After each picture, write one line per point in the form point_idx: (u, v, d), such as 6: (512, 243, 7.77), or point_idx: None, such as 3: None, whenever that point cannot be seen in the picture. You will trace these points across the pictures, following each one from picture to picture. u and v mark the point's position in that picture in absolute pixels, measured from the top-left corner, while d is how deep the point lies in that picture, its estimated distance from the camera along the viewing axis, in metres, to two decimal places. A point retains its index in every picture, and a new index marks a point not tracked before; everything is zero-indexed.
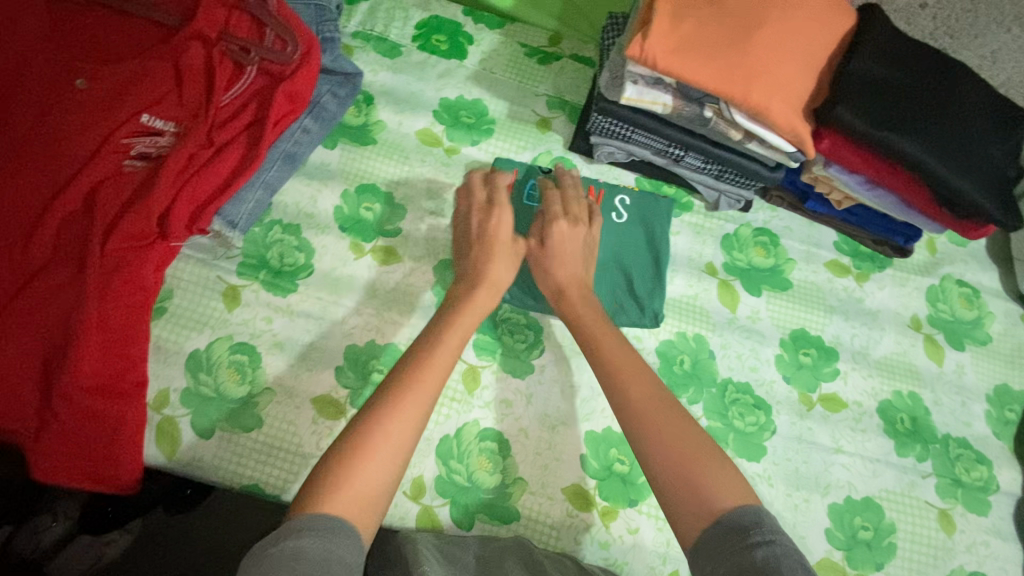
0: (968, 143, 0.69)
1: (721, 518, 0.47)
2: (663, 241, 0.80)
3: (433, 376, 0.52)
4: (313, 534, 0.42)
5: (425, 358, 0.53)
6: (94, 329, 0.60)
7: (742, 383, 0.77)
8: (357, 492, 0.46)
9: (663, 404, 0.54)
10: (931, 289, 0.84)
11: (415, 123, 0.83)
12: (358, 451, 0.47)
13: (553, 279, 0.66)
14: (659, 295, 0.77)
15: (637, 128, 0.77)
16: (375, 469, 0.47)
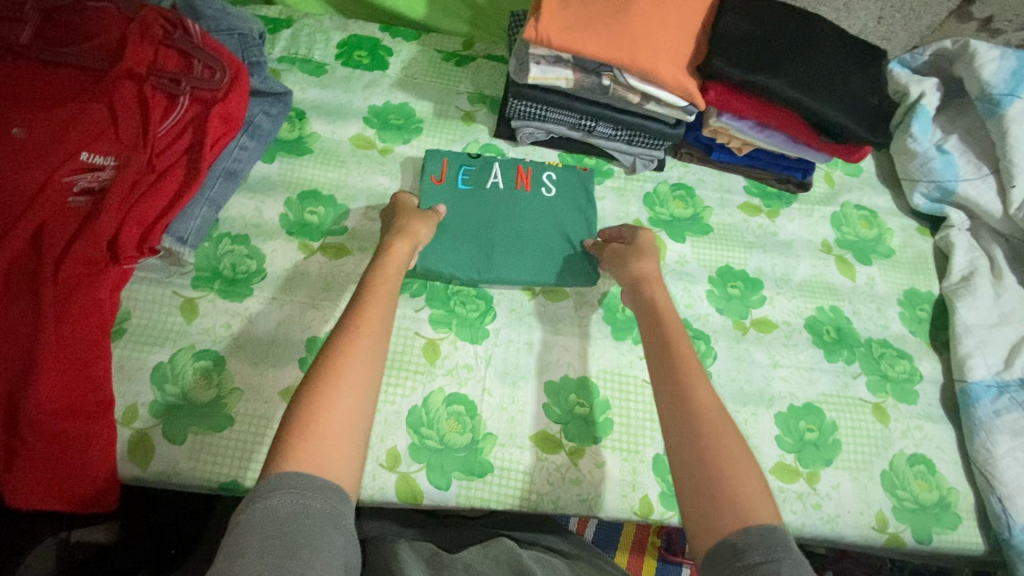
0: (829, 79, 0.80)
1: (754, 525, 0.49)
2: (592, 207, 0.85)
3: (366, 351, 0.57)
4: (286, 492, 0.46)
5: (350, 337, 0.58)
6: (54, 353, 0.65)
7: (681, 319, 0.83)
8: (327, 451, 0.49)
9: (710, 405, 0.58)
10: (834, 216, 0.94)
11: (347, 131, 0.89)
12: (315, 427, 0.50)
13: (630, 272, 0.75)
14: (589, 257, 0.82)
15: (550, 106, 0.84)
16: (340, 441, 0.51)
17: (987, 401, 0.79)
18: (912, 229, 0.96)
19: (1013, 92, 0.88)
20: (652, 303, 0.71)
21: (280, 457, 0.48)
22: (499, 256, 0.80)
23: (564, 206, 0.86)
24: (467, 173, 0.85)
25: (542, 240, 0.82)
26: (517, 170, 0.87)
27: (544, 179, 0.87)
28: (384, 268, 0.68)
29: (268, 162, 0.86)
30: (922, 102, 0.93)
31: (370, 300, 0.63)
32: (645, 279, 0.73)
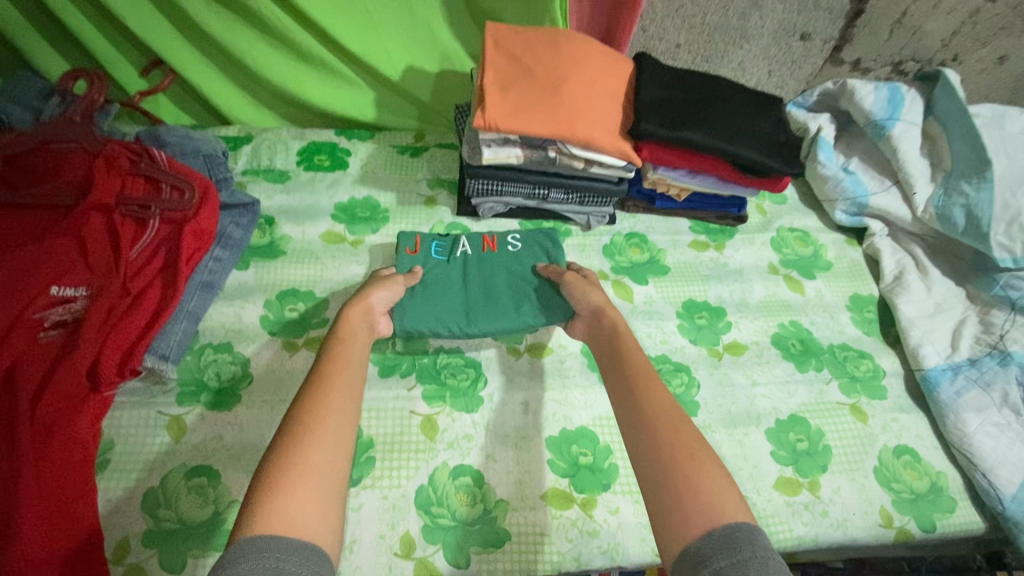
0: (739, 126, 0.92)
1: (721, 526, 0.49)
2: (558, 251, 0.91)
3: (337, 409, 0.58)
4: (257, 554, 0.44)
5: (317, 398, 0.58)
6: (35, 497, 0.61)
7: (660, 355, 0.87)
8: (303, 515, 0.48)
9: (674, 416, 0.61)
10: (773, 240, 1.04)
11: (317, 229, 0.94)
12: (287, 485, 0.50)
13: (587, 301, 0.79)
14: (555, 298, 0.85)
15: (505, 181, 0.92)
16: (315, 499, 0.50)
17: (947, 383, 0.86)
18: (842, 241, 1.07)
19: (893, 116, 1.03)
20: (617, 328, 0.74)
21: (249, 519, 0.47)
22: (479, 310, 0.83)
23: (532, 257, 0.91)
24: (439, 245, 0.90)
25: (516, 290, 0.86)
26: (483, 239, 0.93)
27: (510, 239, 0.93)
28: (344, 333, 0.69)
29: (242, 269, 0.89)
30: (822, 135, 1.07)
31: (336, 366, 0.64)
32: (599, 306, 0.78)
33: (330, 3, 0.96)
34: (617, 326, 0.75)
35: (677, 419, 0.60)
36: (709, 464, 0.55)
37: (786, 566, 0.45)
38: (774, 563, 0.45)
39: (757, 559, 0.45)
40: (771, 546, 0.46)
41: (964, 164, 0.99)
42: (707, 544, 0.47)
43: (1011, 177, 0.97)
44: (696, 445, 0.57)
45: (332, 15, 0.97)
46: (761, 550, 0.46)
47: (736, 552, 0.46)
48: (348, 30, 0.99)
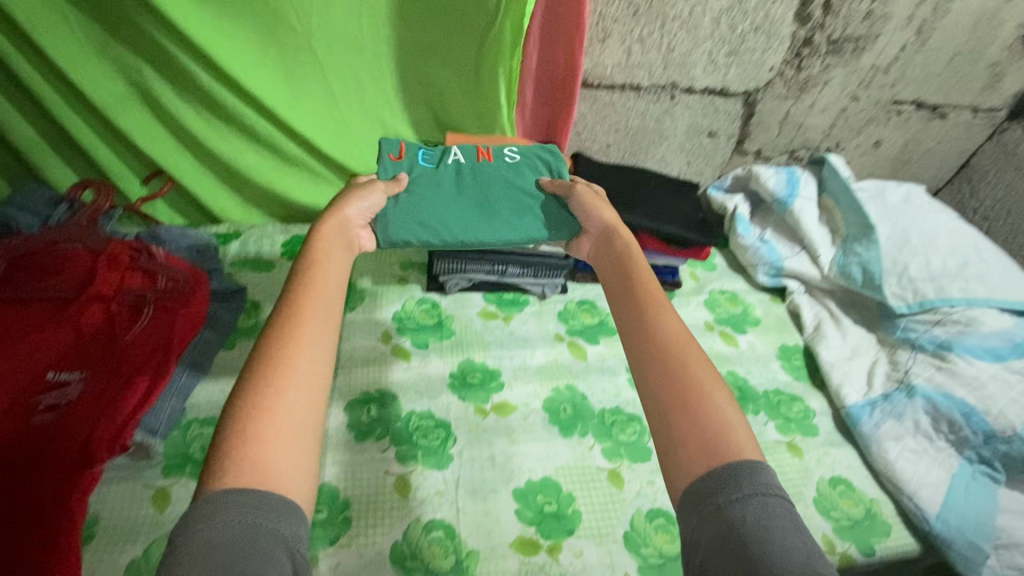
0: (663, 206, 1.10)
1: (717, 467, 0.51)
2: (555, 168, 1.00)
3: (310, 345, 0.56)
4: (231, 511, 0.44)
5: (285, 334, 0.55)
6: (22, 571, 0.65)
7: (614, 408, 0.96)
8: (277, 468, 0.48)
9: (686, 348, 0.61)
10: (706, 301, 1.19)
11: None
12: (255, 436, 0.48)
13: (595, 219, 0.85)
14: (552, 209, 0.95)
15: (468, 260, 1.06)
16: (289, 448, 0.49)
17: (866, 417, 0.96)
18: (767, 300, 1.22)
19: (792, 194, 1.23)
20: (631, 254, 0.74)
21: (225, 471, 0.46)
22: (478, 223, 0.94)
23: (525, 168, 1.00)
24: (428, 155, 1.00)
25: (515, 202, 0.97)
26: (477, 149, 1.02)
27: (505, 152, 1.02)
28: (314, 257, 0.66)
29: (229, 349, 0.97)
30: (738, 211, 1.27)
31: (305, 292, 0.60)
32: (613, 230, 0.81)
33: (315, 121, 1.14)
34: (626, 252, 0.75)
35: (690, 353, 0.60)
36: (723, 402, 0.57)
37: (782, 500, 0.48)
38: (772, 499, 0.48)
39: (757, 498, 0.48)
40: (770, 482, 0.49)
41: (855, 230, 1.17)
42: (710, 479, 0.51)
43: (894, 239, 1.15)
44: (712, 391, 0.58)
45: (315, 129, 1.14)
46: (763, 488, 0.49)
47: (737, 488, 0.49)
48: (330, 141, 1.16)
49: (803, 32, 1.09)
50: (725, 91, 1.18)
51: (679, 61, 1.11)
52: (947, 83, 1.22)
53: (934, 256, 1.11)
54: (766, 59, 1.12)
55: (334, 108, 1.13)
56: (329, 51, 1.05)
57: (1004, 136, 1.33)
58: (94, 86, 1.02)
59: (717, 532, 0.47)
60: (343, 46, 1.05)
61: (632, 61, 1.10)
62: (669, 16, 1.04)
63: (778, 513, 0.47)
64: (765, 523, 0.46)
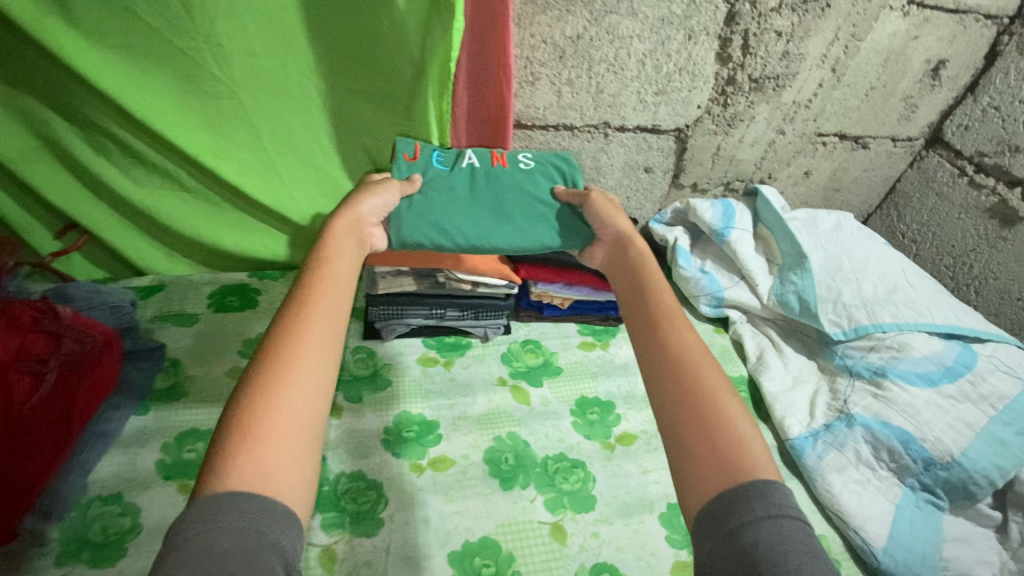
0: None
1: (731, 484, 0.54)
2: (569, 176, 1.01)
3: (315, 346, 0.57)
4: (233, 514, 0.44)
5: (295, 334, 0.57)
6: None
7: (558, 454, 0.93)
8: (277, 471, 0.48)
9: (697, 358, 0.64)
10: None
11: (222, 365, 0.98)
12: (262, 434, 0.49)
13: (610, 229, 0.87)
14: (567, 220, 0.95)
15: (403, 305, 1.01)
16: (292, 451, 0.50)
17: (810, 449, 0.96)
18: (711, 331, 1.23)
19: (728, 226, 1.25)
20: (646, 265, 0.77)
21: (224, 470, 0.47)
22: (491, 226, 0.92)
23: (540, 175, 1.01)
24: (442, 160, 1.00)
25: (529, 209, 0.96)
26: (492, 155, 1.02)
27: (519, 158, 1.02)
28: (324, 259, 0.67)
29: (141, 415, 0.90)
30: (679, 243, 1.28)
31: (314, 294, 0.61)
32: (628, 237, 0.85)
33: (243, 167, 1.09)
34: (643, 264, 0.78)
35: (700, 362, 0.63)
36: (733, 416, 0.59)
37: (799, 527, 0.48)
38: (788, 525, 0.49)
39: (770, 521, 0.49)
40: (785, 506, 0.50)
41: (790, 259, 1.19)
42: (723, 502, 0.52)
43: (828, 266, 1.17)
44: (721, 396, 0.60)
45: (242, 177, 1.09)
46: (776, 510, 0.50)
47: (750, 511, 0.50)
48: (260, 188, 1.12)
49: (725, 72, 1.13)
50: (656, 128, 1.20)
51: (609, 101, 1.13)
52: (866, 116, 1.28)
53: (865, 281, 1.14)
54: (693, 97, 1.16)
55: (262, 155, 1.09)
56: (253, 98, 1.02)
57: (924, 162, 1.38)
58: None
59: (733, 558, 0.48)
60: (268, 92, 1.02)
61: (563, 101, 1.11)
62: (596, 59, 1.06)
63: (792, 539, 0.48)
64: (780, 548, 0.47)
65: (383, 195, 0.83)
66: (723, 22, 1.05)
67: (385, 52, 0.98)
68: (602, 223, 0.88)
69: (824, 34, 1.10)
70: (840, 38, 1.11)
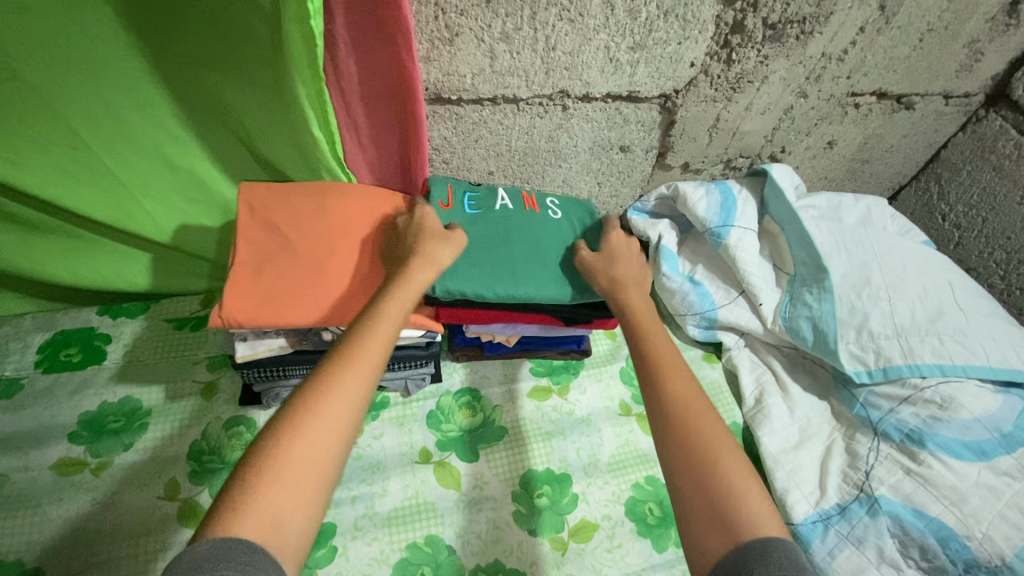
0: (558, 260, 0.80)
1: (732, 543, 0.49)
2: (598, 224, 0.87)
3: (346, 397, 0.52)
4: (233, 558, 0.42)
5: (341, 368, 0.54)
6: None
7: (491, 563, 0.71)
8: (282, 518, 0.46)
9: (698, 404, 0.59)
10: (622, 372, 0.93)
11: (46, 456, 0.73)
12: (279, 473, 0.47)
13: (611, 277, 0.75)
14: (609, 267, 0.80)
15: (283, 367, 0.75)
16: (306, 497, 0.47)
17: (819, 541, 0.75)
18: (699, 358, 0.98)
19: (726, 223, 0.96)
20: (638, 310, 0.71)
21: (234, 504, 0.45)
22: (523, 273, 0.76)
23: (571, 224, 0.86)
24: (472, 199, 0.84)
25: (561, 256, 0.80)
26: (521, 195, 0.87)
27: (548, 203, 0.87)
28: (393, 291, 0.64)
29: None
30: (664, 242, 1.00)
31: (371, 329, 0.59)
32: (622, 282, 0.75)
33: (55, 175, 0.76)
34: (646, 314, 0.70)
35: (702, 409, 0.58)
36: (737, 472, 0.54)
37: None
38: None
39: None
40: (785, 565, 0.46)
41: (805, 269, 0.92)
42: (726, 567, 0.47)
43: (852, 279, 0.90)
44: (722, 446, 0.56)
45: (57, 187, 0.77)
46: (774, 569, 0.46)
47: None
48: (90, 198, 0.80)
49: (730, 15, 0.79)
50: (634, 95, 0.88)
51: (565, 62, 0.80)
52: (916, 68, 0.95)
53: (900, 300, 0.87)
54: (683, 52, 0.82)
55: (87, 154, 0.76)
56: (50, 78, 0.67)
57: (980, 127, 1.07)
58: None
59: None
60: (70, 70, 0.66)
61: (499, 66, 0.78)
62: (540, 3, 0.72)
63: None
64: None
65: (448, 241, 0.72)
66: None
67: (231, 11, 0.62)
68: (596, 272, 0.76)
69: None
70: None
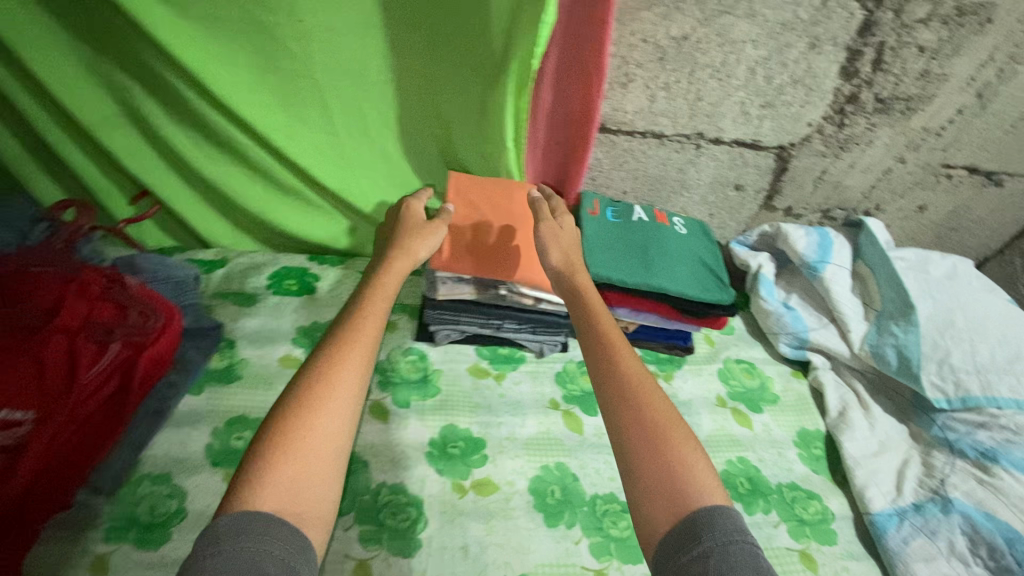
0: (683, 263, 0.95)
1: (681, 514, 0.57)
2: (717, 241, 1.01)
3: (341, 389, 0.63)
4: (248, 532, 0.51)
5: (336, 364, 0.64)
6: None
7: (607, 495, 0.87)
8: (296, 491, 0.56)
9: (650, 394, 0.67)
10: (720, 372, 1.07)
11: (276, 352, 0.97)
12: (288, 458, 0.57)
13: (552, 257, 0.84)
14: (725, 279, 0.96)
15: (461, 312, 0.98)
16: (316, 472, 0.58)
17: (893, 530, 0.86)
18: (787, 373, 1.11)
19: (823, 260, 1.12)
20: (587, 308, 0.78)
21: (252, 485, 0.54)
22: (656, 270, 0.93)
23: (698, 239, 1.00)
24: (614, 211, 1.01)
25: (690, 262, 0.96)
26: (656, 214, 1.02)
27: (676, 222, 1.02)
28: (377, 292, 0.76)
29: (196, 395, 0.91)
30: (762, 272, 1.16)
31: (360, 325, 0.70)
32: (572, 265, 0.84)
33: (309, 149, 1.05)
34: (600, 316, 0.77)
35: (650, 398, 0.66)
36: (677, 452, 0.62)
37: (745, 549, 0.53)
38: (734, 546, 0.53)
39: (720, 547, 0.53)
40: (731, 531, 0.55)
41: (892, 305, 1.06)
42: (676, 532, 0.56)
43: (937, 321, 1.02)
44: (669, 433, 0.63)
45: (307, 157, 1.05)
46: (721, 535, 0.54)
47: (700, 542, 0.54)
48: (323, 168, 1.07)
49: (848, 88, 0.99)
50: (756, 143, 1.07)
51: (708, 110, 1.01)
52: (1007, 150, 1.10)
53: (981, 343, 0.99)
54: (804, 113, 1.03)
55: (332, 137, 1.04)
56: (332, 81, 0.97)
57: None
58: (79, 102, 0.93)
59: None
60: (347, 78, 0.97)
61: (656, 107, 1.00)
62: (700, 63, 0.95)
63: (738, 555, 0.53)
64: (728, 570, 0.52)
65: (433, 242, 0.86)
66: (856, 32, 0.92)
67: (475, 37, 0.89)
68: (544, 252, 0.86)
69: (976, 53, 0.95)
70: (995, 60, 0.95)
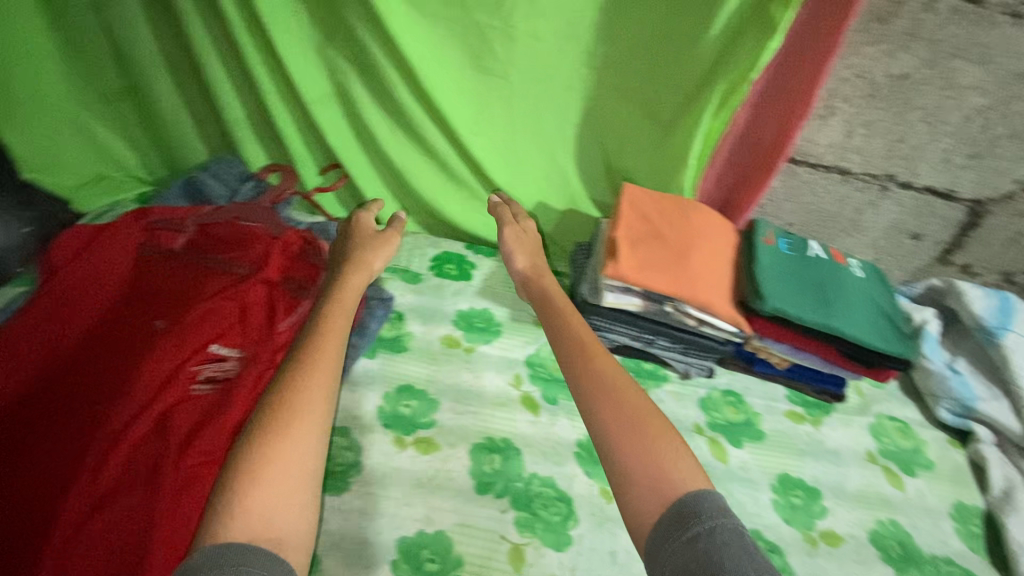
0: (861, 310, 0.93)
1: (675, 504, 0.54)
2: (895, 295, 0.98)
3: (308, 405, 0.63)
4: (225, 554, 0.49)
5: (301, 383, 0.65)
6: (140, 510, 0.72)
7: (754, 531, 0.85)
8: (273, 508, 0.55)
9: (634, 402, 0.65)
10: (871, 426, 1.02)
11: (438, 330, 1.04)
12: (260, 483, 0.56)
13: (519, 265, 0.97)
14: (906, 334, 0.93)
15: (618, 321, 0.98)
16: (286, 491, 0.57)
17: None
18: (944, 441, 1.04)
19: (1004, 326, 1.04)
20: (556, 337, 0.79)
21: (223, 512, 0.53)
22: (836, 310, 0.91)
23: (875, 286, 0.98)
24: (789, 244, 0.99)
25: (870, 309, 0.94)
26: (833, 253, 1.00)
27: (853, 264, 0.99)
28: (331, 312, 0.78)
29: (371, 358, 0.98)
30: (926, 327, 1.08)
31: (325, 340, 0.72)
32: (536, 272, 0.96)
33: (486, 144, 1.09)
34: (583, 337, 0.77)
35: (631, 398, 0.66)
36: (665, 447, 0.60)
37: (734, 530, 0.51)
38: (724, 527, 0.51)
39: (712, 531, 0.51)
40: (718, 512, 0.53)
41: None
42: (666, 518, 0.53)
43: None
44: (653, 431, 0.62)
45: (483, 152, 1.09)
46: (713, 522, 0.51)
47: (690, 527, 0.51)
48: (495, 165, 1.11)
49: None
50: (950, 193, 1.01)
51: (906, 153, 0.97)
52: None
53: None
54: (1014, 169, 0.96)
55: (509, 135, 1.08)
56: (525, 81, 1.01)
57: None
58: (304, 79, 1.02)
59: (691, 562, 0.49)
60: (541, 79, 1.00)
61: (851, 143, 0.97)
62: (913, 105, 0.91)
63: (727, 537, 0.50)
64: (720, 555, 0.49)
65: (385, 247, 0.96)
66: None
67: (688, 43, 0.91)
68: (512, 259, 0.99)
69: None
70: None
